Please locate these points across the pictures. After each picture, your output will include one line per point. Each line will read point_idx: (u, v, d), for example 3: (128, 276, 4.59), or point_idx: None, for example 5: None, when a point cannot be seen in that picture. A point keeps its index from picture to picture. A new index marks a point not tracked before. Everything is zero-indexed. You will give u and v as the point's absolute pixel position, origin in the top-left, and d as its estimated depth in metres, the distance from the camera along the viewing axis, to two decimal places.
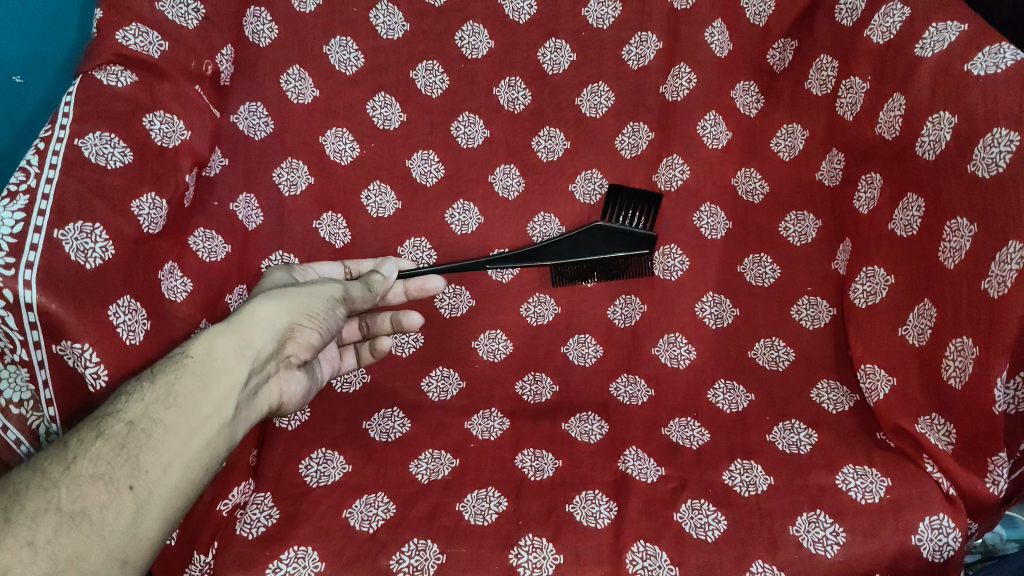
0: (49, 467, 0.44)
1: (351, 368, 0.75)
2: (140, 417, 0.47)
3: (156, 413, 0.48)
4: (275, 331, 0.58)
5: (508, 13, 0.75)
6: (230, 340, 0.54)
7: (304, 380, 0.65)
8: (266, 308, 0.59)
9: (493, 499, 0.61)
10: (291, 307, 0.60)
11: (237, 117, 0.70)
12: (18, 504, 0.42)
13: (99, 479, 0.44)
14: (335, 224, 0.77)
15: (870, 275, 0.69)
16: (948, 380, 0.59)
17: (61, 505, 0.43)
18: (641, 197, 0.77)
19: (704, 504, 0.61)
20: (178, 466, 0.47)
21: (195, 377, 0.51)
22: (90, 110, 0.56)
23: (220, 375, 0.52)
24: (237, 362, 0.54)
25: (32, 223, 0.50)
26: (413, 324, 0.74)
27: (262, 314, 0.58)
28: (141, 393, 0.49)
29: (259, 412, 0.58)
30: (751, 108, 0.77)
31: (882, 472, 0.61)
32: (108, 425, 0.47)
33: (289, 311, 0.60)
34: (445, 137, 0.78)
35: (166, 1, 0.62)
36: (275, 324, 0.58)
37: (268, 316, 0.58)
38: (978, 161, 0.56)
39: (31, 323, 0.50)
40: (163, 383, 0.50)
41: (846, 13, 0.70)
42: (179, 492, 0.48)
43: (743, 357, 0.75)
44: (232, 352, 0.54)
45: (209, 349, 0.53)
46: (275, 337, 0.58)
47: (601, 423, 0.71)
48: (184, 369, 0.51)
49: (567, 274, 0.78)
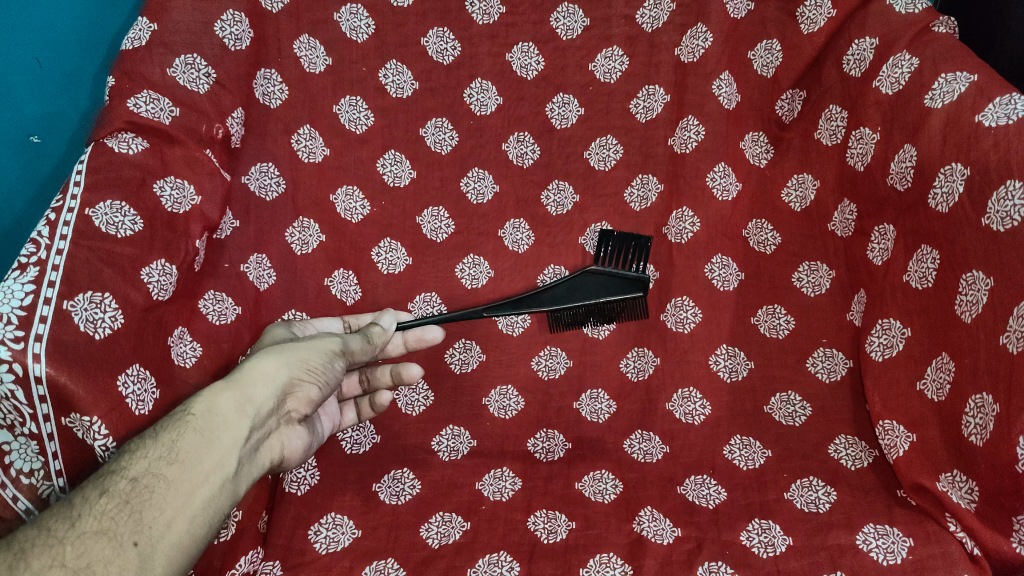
0: (53, 525, 0.43)
1: (352, 423, 0.73)
2: (143, 474, 0.47)
3: (159, 470, 0.47)
4: (274, 388, 0.57)
5: (516, 69, 0.76)
6: (230, 397, 0.54)
7: (305, 435, 0.63)
8: (265, 365, 0.58)
9: (504, 564, 0.60)
10: (290, 363, 0.59)
11: (249, 178, 0.71)
12: (23, 562, 0.40)
13: (103, 535, 0.43)
14: (346, 281, 0.77)
15: (886, 328, 0.67)
16: (970, 437, 0.57)
17: (66, 561, 0.41)
18: (630, 241, 0.78)
19: (722, 566, 0.59)
20: (180, 522, 0.46)
21: (197, 434, 0.50)
22: (102, 177, 0.56)
23: (221, 431, 0.52)
24: (238, 419, 0.53)
25: (42, 294, 0.51)
26: (413, 375, 0.72)
27: (262, 370, 0.57)
28: (143, 451, 0.48)
29: (259, 469, 0.56)
30: (761, 158, 0.77)
31: (904, 531, 0.59)
32: (111, 483, 0.46)
33: (288, 366, 0.59)
34: (454, 193, 0.78)
35: (178, 67, 0.62)
36: (275, 380, 0.58)
37: (267, 373, 0.57)
38: (993, 214, 0.55)
39: (40, 397, 0.50)
40: (165, 441, 0.49)
41: (854, 64, 0.69)
42: (182, 549, 0.46)
43: (758, 412, 0.74)
44: (234, 408, 0.53)
45: (210, 406, 0.52)
46: (274, 393, 0.57)
47: (615, 481, 0.69)
48: (186, 427, 0.50)
49: (564, 319, 0.78)
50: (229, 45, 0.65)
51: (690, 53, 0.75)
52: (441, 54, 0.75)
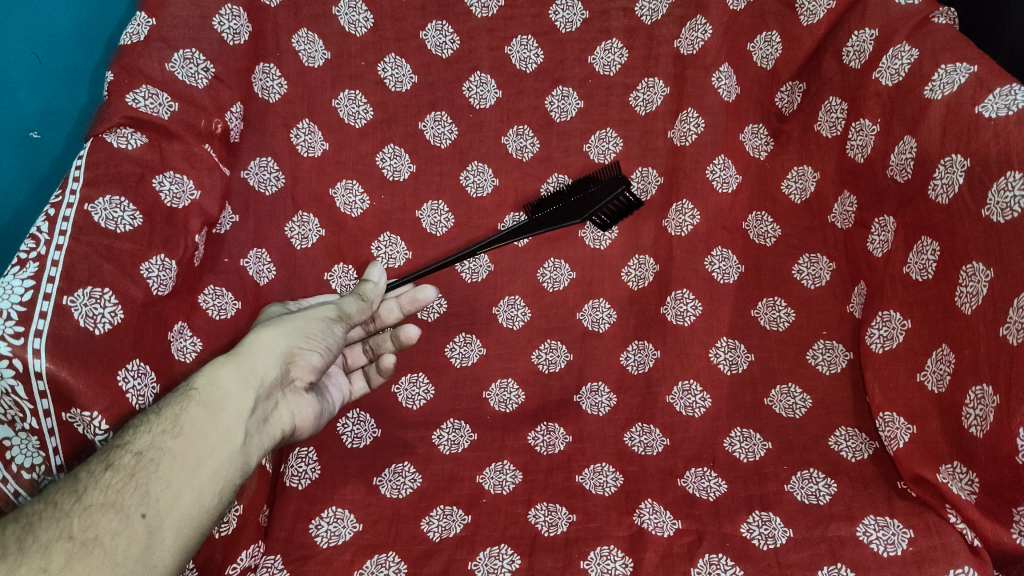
0: (60, 499, 0.43)
1: (363, 391, 0.74)
2: (148, 448, 0.47)
3: (164, 443, 0.47)
4: (277, 358, 0.57)
5: (515, 62, 0.76)
6: (233, 369, 0.54)
7: (316, 404, 0.62)
8: (264, 337, 0.58)
9: (505, 557, 0.61)
10: (288, 332, 0.59)
11: (248, 172, 0.70)
12: (31, 535, 0.41)
13: (110, 507, 0.43)
14: (346, 275, 0.77)
15: (886, 320, 0.67)
16: (970, 429, 0.58)
17: (73, 534, 0.41)
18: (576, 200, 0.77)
19: (722, 559, 0.59)
20: (189, 494, 0.46)
21: (201, 407, 0.50)
22: (102, 173, 0.56)
23: (226, 403, 0.52)
24: (243, 390, 0.53)
25: (41, 289, 0.50)
26: (411, 337, 0.70)
27: (262, 342, 0.57)
28: (148, 426, 0.49)
29: (272, 438, 0.56)
30: (761, 150, 0.77)
31: (904, 523, 0.59)
32: (116, 457, 0.46)
33: (287, 335, 0.59)
34: (453, 187, 0.79)
35: (177, 62, 0.62)
36: (276, 351, 0.57)
37: (268, 344, 0.57)
38: (993, 205, 0.55)
39: (41, 392, 0.49)
40: (169, 416, 0.49)
41: (854, 56, 0.69)
42: (194, 520, 0.46)
43: (759, 405, 0.74)
44: (238, 380, 0.53)
45: (213, 380, 0.53)
46: (278, 363, 0.57)
47: (615, 474, 0.69)
48: (190, 401, 0.50)
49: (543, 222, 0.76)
50: (227, 40, 0.65)
51: (689, 46, 0.75)
52: (440, 48, 0.75)
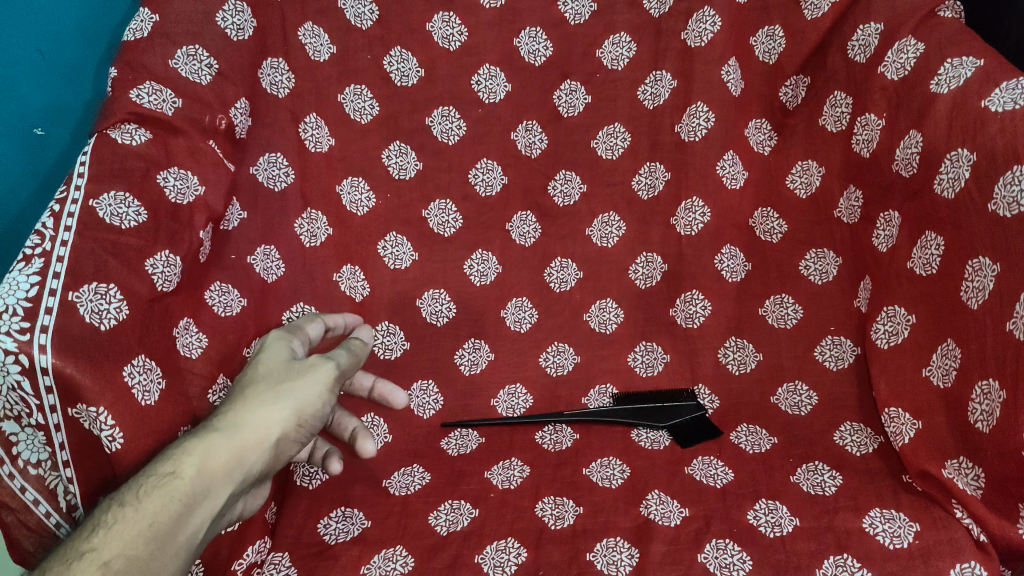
0: None
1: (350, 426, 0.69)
2: (115, 560, 0.42)
3: (132, 556, 0.43)
4: (266, 446, 0.52)
5: (524, 55, 0.76)
6: (221, 461, 0.49)
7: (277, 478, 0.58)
8: (260, 416, 0.52)
9: (512, 550, 0.60)
10: (287, 412, 0.54)
11: (256, 169, 0.70)
12: None
13: None
14: (354, 276, 0.78)
15: (891, 316, 0.68)
16: (975, 424, 0.58)
17: None
18: None
19: (729, 543, 0.59)
20: None
21: (180, 509, 0.46)
22: (106, 168, 0.56)
23: (203, 504, 0.47)
24: (223, 486, 0.49)
25: (47, 286, 0.50)
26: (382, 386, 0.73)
27: (257, 424, 0.52)
28: (118, 528, 0.43)
29: (224, 524, 0.52)
30: (765, 145, 0.78)
31: (910, 516, 0.59)
32: (79, 569, 0.41)
33: (284, 417, 0.53)
34: (462, 182, 0.79)
35: (180, 59, 0.62)
36: (267, 437, 0.52)
37: (261, 428, 0.52)
38: (999, 199, 0.55)
39: (47, 388, 0.49)
40: (143, 515, 0.44)
41: (859, 50, 0.69)
42: None
43: (765, 403, 0.74)
44: (222, 474, 0.49)
45: (202, 470, 0.48)
46: (265, 451, 0.52)
47: (622, 467, 0.68)
48: (171, 499, 0.46)
49: None
50: (232, 35, 0.65)
51: (698, 37, 0.74)
52: (447, 40, 0.75)
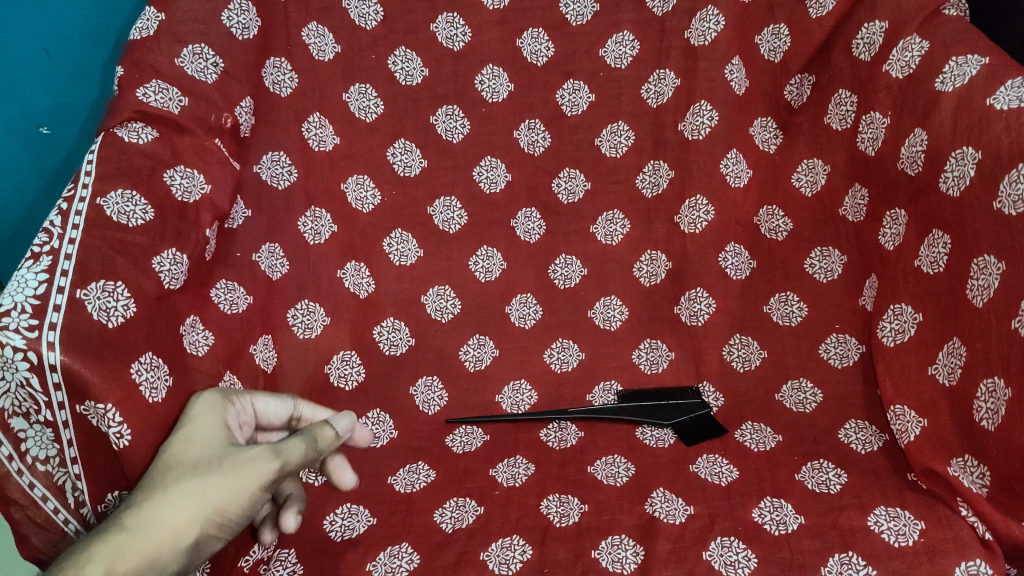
0: None
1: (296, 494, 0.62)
2: None
3: None
4: (180, 547, 0.47)
5: (527, 56, 0.76)
6: (127, 568, 0.44)
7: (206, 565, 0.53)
8: (175, 514, 0.47)
9: (517, 547, 0.60)
10: (205, 510, 0.48)
11: (260, 168, 0.71)
12: None
13: None
14: (358, 274, 0.78)
15: (897, 313, 0.67)
16: (980, 422, 0.58)
17: None
18: None
19: (735, 541, 0.59)
20: None
21: None
22: (113, 167, 0.57)
23: None
24: None
25: (55, 283, 0.50)
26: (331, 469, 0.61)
27: (170, 523, 0.47)
28: None
29: None
30: (770, 143, 0.78)
31: (915, 514, 0.59)
32: None
33: (201, 515, 0.48)
34: (467, 180, 0.79)
35: (186, 57, 0.62)
36: (181, 537, 0.47)
37: (175, 527, 0.47)
38: (1004, 197, 0.55)
39: (55, 384, 0.49)
40: None
41: (864, 48, 0.69)
42: None
43: (770, 400, 0.74)
44: None
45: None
46: (179, 553, 0.47)
47: (627, 465, 0.68)
48: None
49: None
50: (237, 34, 0.66)
51: (700, 37, 0.74)
52: (451, 40, 0.75)
